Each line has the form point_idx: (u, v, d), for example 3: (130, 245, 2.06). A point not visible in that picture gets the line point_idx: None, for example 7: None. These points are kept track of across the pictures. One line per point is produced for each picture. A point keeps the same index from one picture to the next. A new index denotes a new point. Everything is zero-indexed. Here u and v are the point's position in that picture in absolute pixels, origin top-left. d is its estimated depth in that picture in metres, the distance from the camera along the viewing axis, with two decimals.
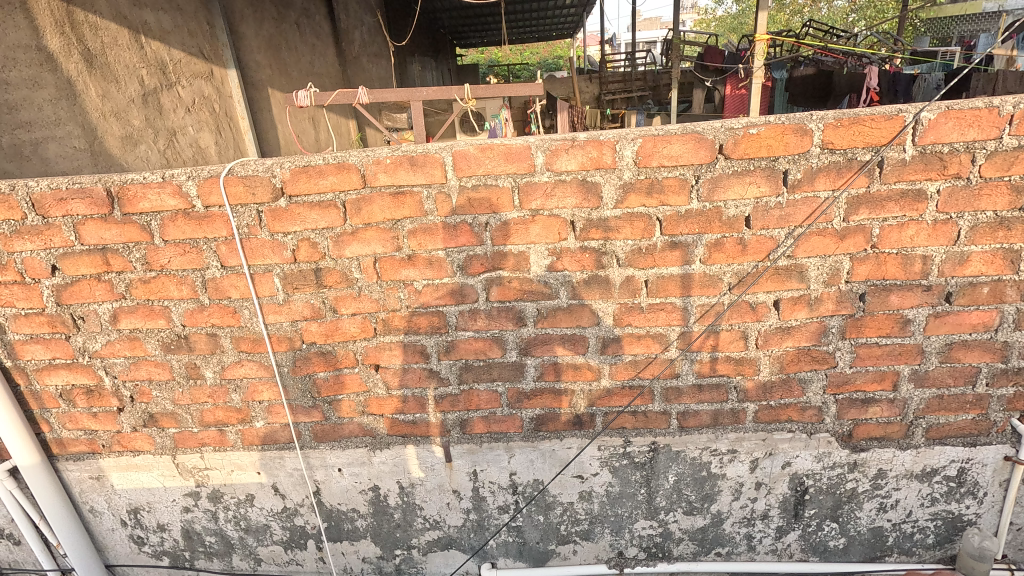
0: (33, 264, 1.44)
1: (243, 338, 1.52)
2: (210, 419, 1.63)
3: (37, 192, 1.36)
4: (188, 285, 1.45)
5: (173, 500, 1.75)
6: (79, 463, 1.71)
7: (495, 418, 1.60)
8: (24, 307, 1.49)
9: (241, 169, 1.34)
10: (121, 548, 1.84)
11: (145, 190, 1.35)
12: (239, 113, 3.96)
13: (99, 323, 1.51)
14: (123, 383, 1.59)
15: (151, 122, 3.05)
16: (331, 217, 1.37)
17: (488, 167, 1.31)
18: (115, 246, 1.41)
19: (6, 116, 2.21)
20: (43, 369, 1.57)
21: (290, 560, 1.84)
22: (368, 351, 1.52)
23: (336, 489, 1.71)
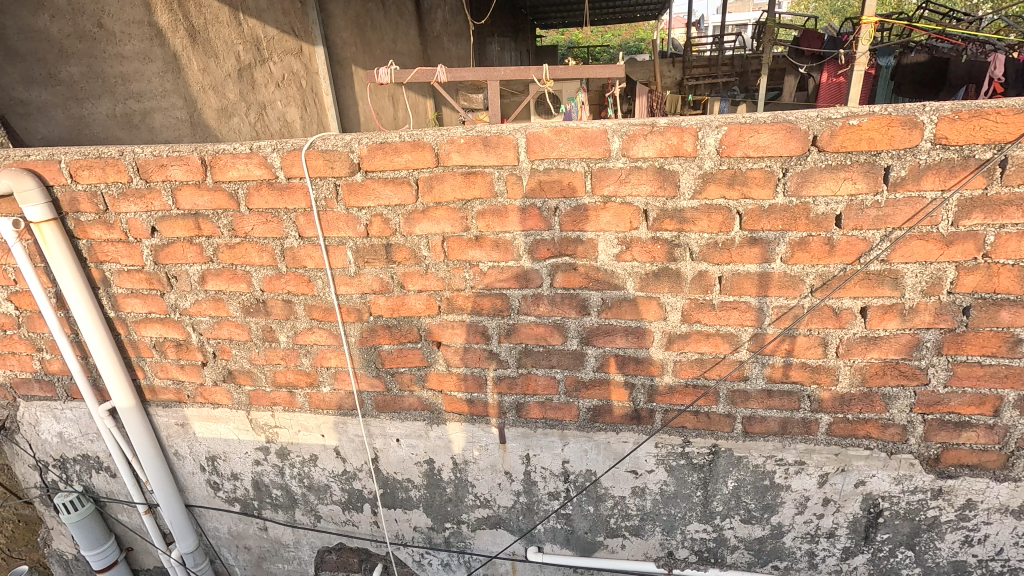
0: (136, 224, 1.56)
1: (315, 307, 1.58)
2: (282, 380, 1.73)
3: (142, 158, 1.47)
4: (268, 253, 1.53)
5: (246, 452, 1.88)
6: (167, 409, 1.86)
7: (552, 405, 1.59)
8: (127, 264, 1.63)
9: (322, 143, 1.38)
10: (199, 492, 2.00)
11: (234, 160, 1.43)
12: (324, 88, 4.10)
13: (190, 283, 1.62)
14: (207, 340, 1.71)
15: (244, 96, 3.22)
16: (404, 194, 1.40)
17: (562, 150, 1.28)
18: (206, 212, 1.51)
19: (120, 87, 2.41)
20: (141, 321, 1.72)
21: (347, 521, 1.93)
22: (431, 328, 1.55)
23: (393, 458, 1.77)
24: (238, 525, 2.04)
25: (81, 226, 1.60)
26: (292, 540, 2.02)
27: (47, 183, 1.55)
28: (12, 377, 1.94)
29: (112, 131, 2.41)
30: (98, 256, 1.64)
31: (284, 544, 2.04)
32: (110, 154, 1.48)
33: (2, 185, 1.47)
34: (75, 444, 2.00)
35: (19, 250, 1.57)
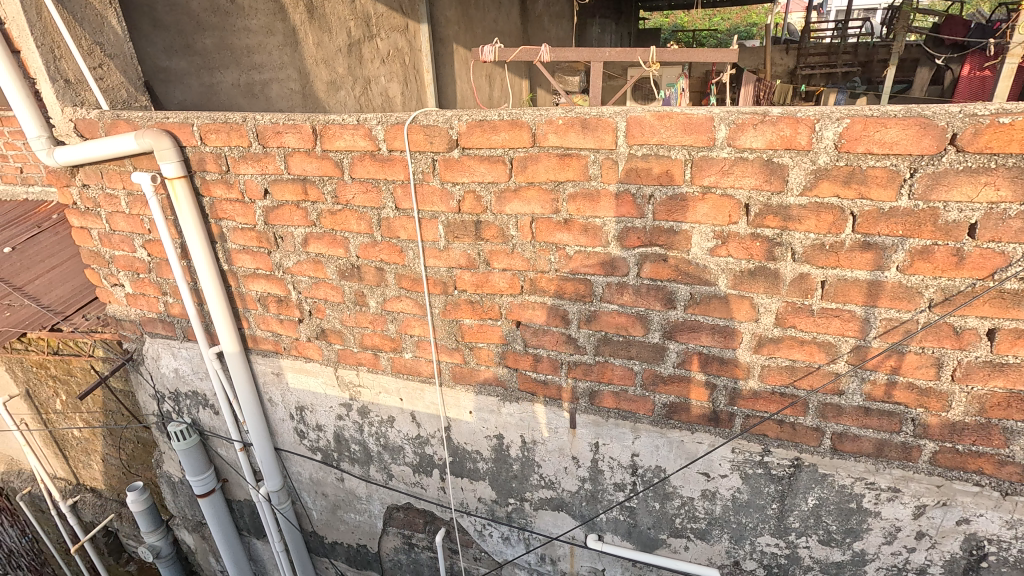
0: (252, 186, 1.69)
1: (405, 276, 1.65)
2: (368, 343, 1.82)
3: (261, 125, 1.58)
4: (365, 221, 1.61)
5: (330, 406, 2.01)
6: (266, 359, 2.02)
7: (627, 396, 1.57)
8: (242, 222, 1.78)
9: (424, 118, 1.42)
10: (287, 438, 2.17)
11: (341, 130, 1.51)
12: (426, 66, 4.21)
13: (294, 244, 1.74)
14: (305, 298, 1.83)
15: (351, 70, 3.38)
16: (498, 172, 1.41)
17: (663, 136, 1.24)
18: (313, 178, 1.61)
19: (245, 58, 2.61)
20: (249, 276, 1.88)
21: (416, 483, 2.02)
22: (512, 307, 1.57)
23: (464, 429, 1.83)
24: (319, 473, 2.19)
25: (206, 185, 1.76)
26: (365, 494, 2.15)
27: (181, 144, 1.71)
28: (141, 316, 2.19)
29: (235, 99, 2.62)
30: (217, 213, 1.80)
31: (357, 496, 2.17)
32: (235, 120, 1.61)
33: (145, 143, 1.65)
34: (187, 380, 2.23)
35: (155, 203, 1.75)
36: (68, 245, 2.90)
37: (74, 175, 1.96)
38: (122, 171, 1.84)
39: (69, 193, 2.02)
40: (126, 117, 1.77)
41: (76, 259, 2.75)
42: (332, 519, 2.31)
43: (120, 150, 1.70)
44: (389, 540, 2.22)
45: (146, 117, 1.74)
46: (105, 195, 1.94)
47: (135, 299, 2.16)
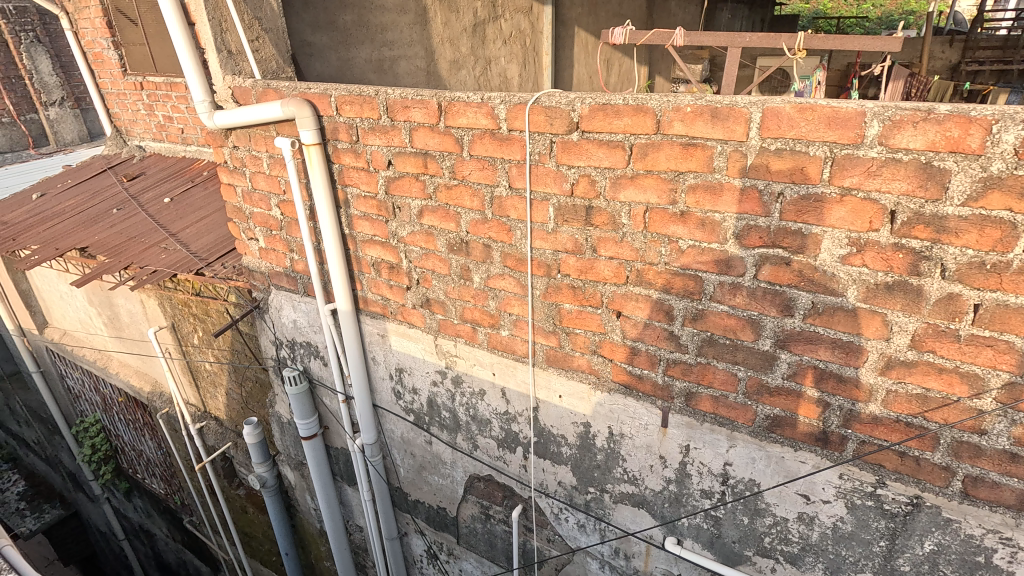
0: (377, 157, 1.79)
1: (510, 256, 1.68)
2: (468, 316, 1.88)
3: (392, 98, 1.67)
4: (479, 198, 1.65)
5: (427, 372, 2.11)
6: (373, 320, 2.16)
7: (726, 402, 1.50)
8: (365, 190, 1.89)
9: (546, 100, 1.42)
10: (385, 396, 2.31)
11: (465, 108, 1.55)
12: (545, 49, 4.15)
13: (410, 215, 1.83)
14: (414, 267, 1.92)
15: (474, 51, 3.45)
16: (616, 158, 1.38)
17: (802, 130, 1.15)
18: (434, 152, 1.67)
19: (379, 35, 2.76)
20: (366, 241, 2.00)
21: (499, 457, 2.08)
22: (615, 297, 1.54)
23: (552, 412, 1.85)
24: (410, 433, 2.32)
25: (337, 152, 1.89)
26: (450, 460, 2.24)
27: (319, 113, 1.85)
28: (270, 269, 2.41)
29: (366, 74, 2.77)
30: (344, 180, 1.93)
31: (443, 460, 2.27)
32: (368, 93, 1.70)
33: (289, 111, 1.80)
34: (303, 332, 2.44)
35: (292, 166, 1.91)
36: (215, 200, 3.26)
37: (227, 137, 2.18)
38: (266, 136, 2.02)
39: (221, 152, 2.26)
40: (275, 86, 1.94)
41: (220, 213, 3.08)
42: (417, 479, 2.43)
43: (267, 116, 1.87)
44: (467, 507, 2.31)
45: (291, 87, 1.89)
46: (251, 156, 2.15)
47: (266, 253, 2.38)
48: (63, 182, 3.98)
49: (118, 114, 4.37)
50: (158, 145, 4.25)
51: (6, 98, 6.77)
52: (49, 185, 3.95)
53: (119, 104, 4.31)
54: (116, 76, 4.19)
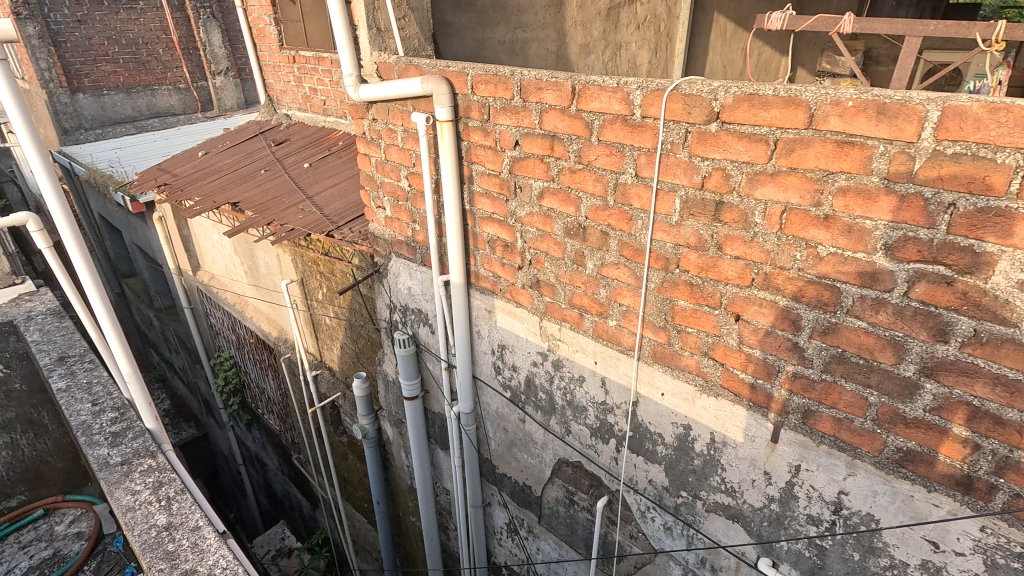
0: (505, 137, 1.83)
1: (628, 245, 1.65)
2: (576, 302, 1.88)
3: (526, 80, 1.69)
4: (602, 184, 1.64)
5: (528, 352, 2.14)
6: (482, 296, 2.23)
7: (850, 426, 1.38)
8: (489, 168, 1.94)
9: (687, 87, 1.36)
10: (485, 370, 2.39)
11: (600, 92, 1.53)
12: (680, 35, 3.90)
13: (530, 196, 1.86)
14: (529, 248, 1.95)
15: (606, 35, 3.38)
16: (756, 152, 1.30)
17: (990, 134, 1.01)
18: (562, 135, 1.67)
19: (514, 17, 2.82)
20: (485, 219, 2.06)
21: (591, 446, 2.07)
22: (736, 299, 1.47)
23: (652, 409, 1.81)
24: (505, 409, 2.38)
25: (467, 130, 1.95)
26: (541, 440, 2.28)
27: (455, 90, 1.91)
28: (393, 237, 2.57)
29: (498, 55, 2.84)
30: (471, 157, 1.99)
31: (534, 440, 2.31)
32: (504, 74, 1.73)
33: (428, 88, 1.88)
34: (416, 299, 2.57)
35: (424, 140, 2.01)
36: (348, 169, 3.51)
37: (368, 109, 2.33)
38: (404, 111, 2.13)
39: (361, 124, 2.42)
40: (416, 63, 2.03)
41: (352, 181, 3.32)
42: (507, 454, 2.50)
43: (407, 91, 1.97)
44: (552, 489, 2.34)
45: (432, 65, 1.97)
46: (387, 129, 2.28)
47: (391, 221, 2.53)
48: (223, 143, 4.49)
49: (272, 85, 4.83)
50: (303, 114, 4.64)
51: (183, 67, 7.73)
52: (212, 145, 4.47)
53: (274, 75, 4.76)
54: (274, 50, 4.62)
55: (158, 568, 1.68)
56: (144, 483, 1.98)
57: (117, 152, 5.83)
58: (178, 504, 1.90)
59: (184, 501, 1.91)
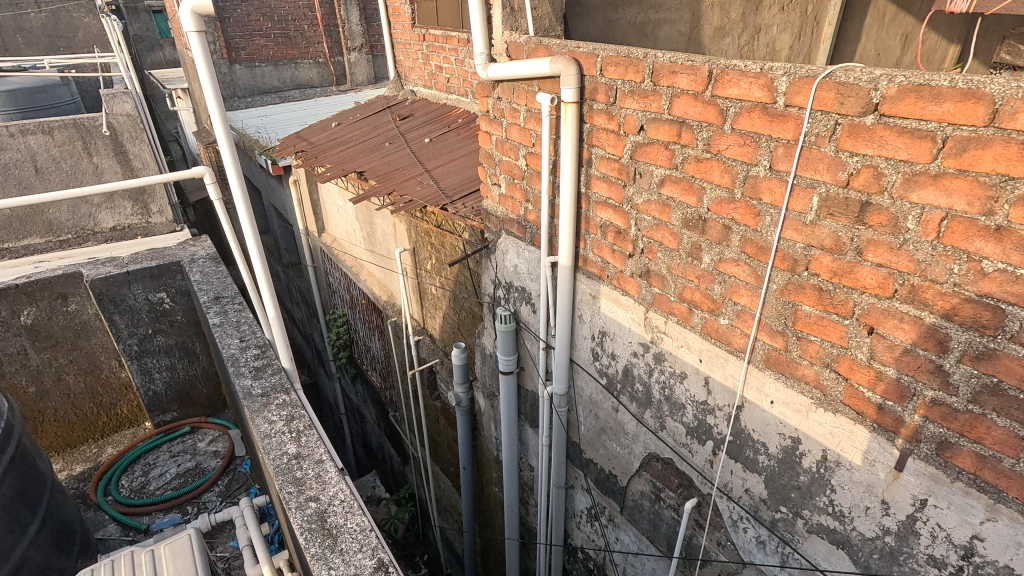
0: (630, 121, 1.79)
1: (751, 242, 1.57)
2: (687, 296, 1.82)
3: (660, 63, 1.63)
4: (730, 175, 1.56)
5: (629, 342, 2.12)
6: (588, 281, 2.23)
7: (997, 466, 1.22)
8: (610, 153, 1.92)
9: (842, 75, 1.25)
10: (582, 355, 2.39)
11: (740, 78, 1.45)
12: (830, 18, 3.47)
13: (650, 183, 1.81)
14: (642, 237, 1.91)
15: (745, 16, 3.14)
16: (919, 150, 1.17)
17: None
18: (692, 122, 1.61)
19: None
20: (599, 204, 2.04)
21: (686, 445, 2.02)
22: (871, 310, 1.35)
23: (758, 417, 1.72)
24: (599, 395, 2.38)
25: (591, 112, 1.94)
26: (632, 432, 2.26)
27: (583, 72, 1.90)
28: (505, 215, 2.63)
29: (628, 37, 2.82)
30: (592, 140, 1.98)
31: (625, 431, 2.29)
32: (636, 56, 1.69)
33: (556, 68, 1.88)
34: (521, 278, 2.63)
35: (547, 121, 2.02)
36: (466, 146, 3.62)
37: (494, 88, 2.39)
38: (529, 91, 2.16)
39: (486, 102, 2.48)
40: (546, 43, 2.04)
41: (468, 157, 3.42)
42: (595, 440, 2.51)
43: (534, 71, 1.99)
44: (639, 482, 2.32)
45: (562, 45, 1.97)
46: (511, 108, 2.33)
47: (504, 199, 2.59)
48: (354, 115, 4.80)
49: (401, 62, 5.08)
50: (427, 91, 4.84)
51: (324, 42, 8.31)
52: (344, 117, 4.80)
53: (404, 52, 4.99)
54: (406, 28, 4.83)
55: (289, 490, 1.97)
56: (280, 416, 2.35)
57: (263, 120, 6.44)
58: (305, 438, 2.23)
59: (310, 437, 2.23)
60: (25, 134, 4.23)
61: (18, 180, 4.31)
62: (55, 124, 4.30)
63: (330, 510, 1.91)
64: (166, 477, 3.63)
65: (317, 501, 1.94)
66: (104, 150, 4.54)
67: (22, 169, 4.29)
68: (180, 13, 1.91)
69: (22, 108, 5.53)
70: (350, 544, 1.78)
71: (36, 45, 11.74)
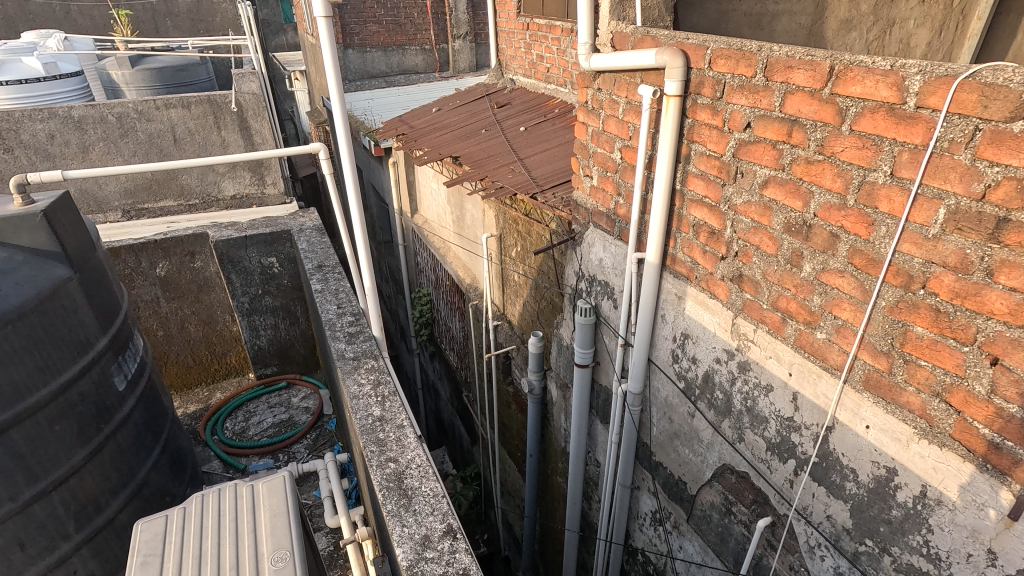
0: (736, 117, 1.71)
1: (860, 253, 1.46)
2: (781, 305, 1.73)
3: (775, 56, 1.55)
4: (843, 179, 1.45)
5: (713, 347, 2.04)
6: (675, 280, 2.16)
7: None
8: (710, 150, 1.85)
9: (990, 75, 1.13)
10: (661, 355, 2.33)
11: (866, 75, 1.34)
12: (981, 11, 2.83)
13: (752, 183, 1.73)
14: (738, 239, 1.83)
15: (877, 7, 2.81)
16: None
17: None
18: (805, 121, 1.51)
19: None
20: (694, 203, 1.98)
21: (764, 460, 1.93)
22: (997, 338, 1.22)
23: (849, 442, 1.61)
24: (675, 399, 2.32)
25: (694, 107, 1.87)
26: (707, 440, 2.19)
27: (690, 64, 1.84)
28: (594, 207, 2.61)
29: (740, 29, 2.98)
30: (692, 136, 1.91)
31: (700, 438, 2.22)
32: (750, 48, 1.61)
33: (661, 60, 1.83)
34: (605, 272, 2.60)
35: (646, 114, 1.98)
36: (561, 136, 3.61)
37: (595, 79, 2.37)
38: (631, 83, 2.12)
39: (585, 93, 2.47)
40: (653, 34, 1.99)
41: (562, 148, 3.42)
42: (667, 444, 2.45)
43: (638, 63, 1.94)
44: (709, 493, 2.24)
45: (670, 36, 1.91)
46: (610, 100, 2.30)
47: (595, 192, 2.57)
48: (454, 101, 4.94)
49: (503, 50, 5.14)
50: (526, 80, 4.88)
51: (431, 30, 8.57)
52: (445, 103, 4.95)
53: (506, 41, 5.05)
54: (511, 17, 4.87)
55: (372, 449, 2.11)
56: (368, 380, 2.50)
57: (370, 102, 6.76)
58: (389, 403, 2.36)
59: (394, 403, 2.36)
60: (169, 108, 4.75)
61: (159, 148, 4.84)
62: (193, 99, 4.79)
63: (407, 472, 2.01)
64: (264, 425, 4.00)
65: (396, 462, 2.06)
66: (231, 124, 4.99)
67: (163, 138, 4.82)
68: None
69: (167, 84, 6.20)
70: (423, 506, 1.87)
71: (182, 28, 13.17)
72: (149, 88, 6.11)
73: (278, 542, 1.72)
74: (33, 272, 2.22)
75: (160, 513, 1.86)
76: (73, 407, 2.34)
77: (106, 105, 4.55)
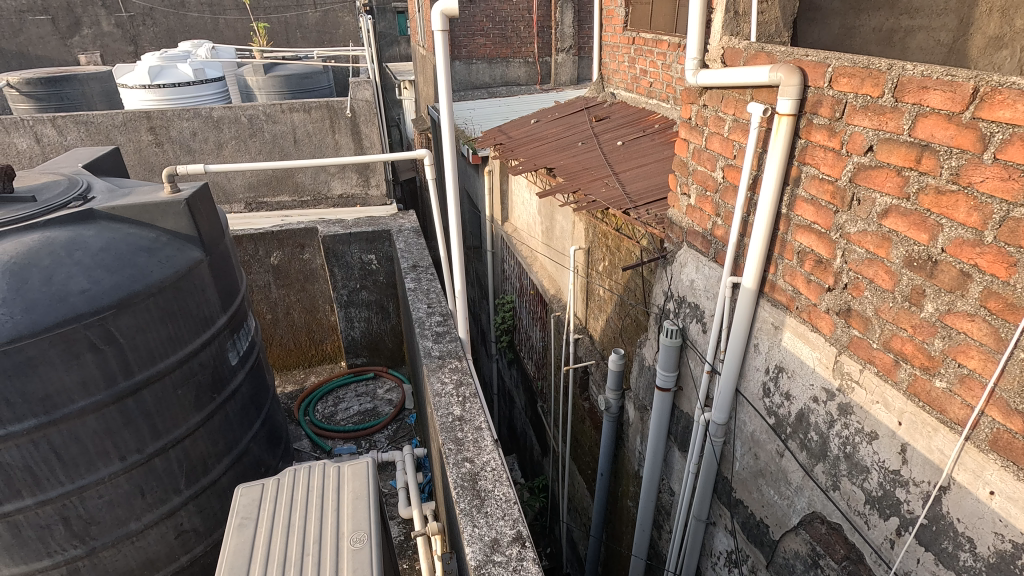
0: (857, 139, 1.59)
1: (996, 296, 1.31)
2: (894, 346, 1.58)
3: (908, 76, 1.42)
4: (981, 214, 1.31)
5: (811, 384, 1.90)
6: (772, 309, 2.04)
7: None
8: (823, 173, 1.73)
9: None
10: (751, 387, 2.20)
11: (1017, 99, 1.20)
12: None
13: (869, 212, 1.60)
14: (848, 271, 1.70)
15: None
16: None
17: None
18: (938, 147, 1.38)
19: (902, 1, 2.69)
20: (800, 228, 1.86)
21: (862, 514, 1.76)
22: None
23: (967, 506, 1.44)
24: (763, 435, 2.18)
25: (809, 127, 1.76)
26: (797, 483, 2.03)
27: (807, 83, 1.73)
28: (690, 227, 2.52)
29: (869, 45, 2.85)
30: (804, 158, 1.80)
31: (788, 480, 2.08)
32: (878, 66, 1.49)
33: (775, 77, 1.74)
34: (696, 294, 2.51)
35: (754, 133, 1.89)
36: (660, 152, 3.54)
37: (701, 95, 2.30)
38: (740, 100, 2.04)
39: (689, 108, 2.41)
40: (768, 50, 1.90)
41: (660, 164, 3.35)
42: (750, 482, 2.30)
43: (750, 79, 1.86)
44: (794, 541, 2.08)
45: (787, 52, 1.82)
46: (715, 117, 2.23)
47: (692, 211, 2.49)
48: (553, 113, 4.99)
49: (606, 64, 5.14)
50: (628, 94, 4.83)
51: (535, 43, 8.76)
52: (544, 114, 5.02)
53: (610, 55, 5.04)
54: (617, 30, 4.85)
55: (449, 447, 2.16)
56: (451, 379, 2.58)
57: (471, 112, 6.99)
58: (469, 404, 2.41)
59: (474, 404, 2.41)
60: (292, 112, 5.20)
61: (281, 148, 5.31)
62: (314, 105, 5.21)
63: (481, 474, 2.05)
64: (350, 412, 4.24)
65: (471, 463, 2.10)
66: (344, 129, 5.37)
67: (285, 139, 5.28)
68: (431, 14, 2.23)
69: (293, 90, 6.77)
70: (495, 509, 1.90)
71: (309, 39, 14.62)
72: (278, 93, 6.71)
73: (358, 523, 1.81)
74: (172, 253, 2.52)
75: (257, 481, 2.02)
76: (193, 375, 2.60)
77: (240, 108, 5.05)
